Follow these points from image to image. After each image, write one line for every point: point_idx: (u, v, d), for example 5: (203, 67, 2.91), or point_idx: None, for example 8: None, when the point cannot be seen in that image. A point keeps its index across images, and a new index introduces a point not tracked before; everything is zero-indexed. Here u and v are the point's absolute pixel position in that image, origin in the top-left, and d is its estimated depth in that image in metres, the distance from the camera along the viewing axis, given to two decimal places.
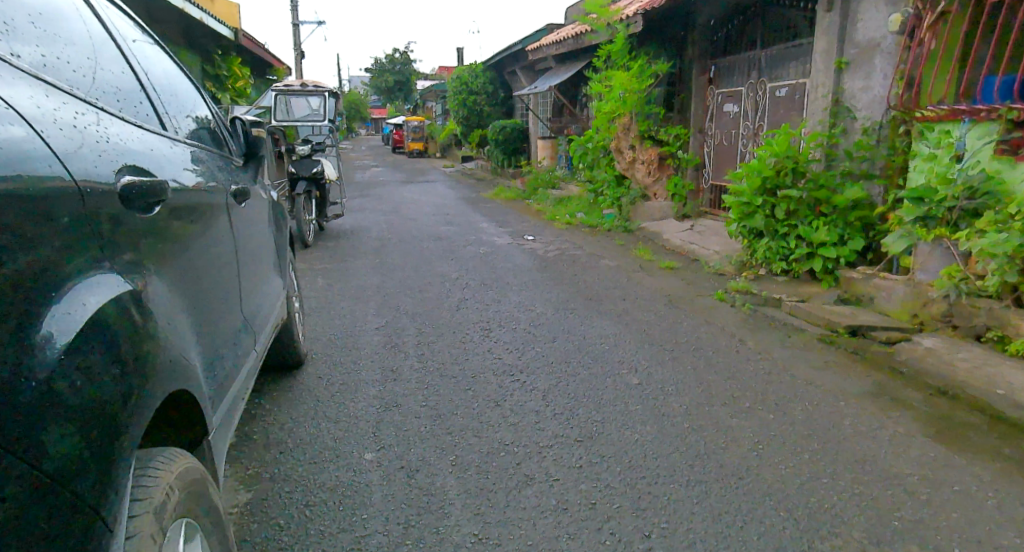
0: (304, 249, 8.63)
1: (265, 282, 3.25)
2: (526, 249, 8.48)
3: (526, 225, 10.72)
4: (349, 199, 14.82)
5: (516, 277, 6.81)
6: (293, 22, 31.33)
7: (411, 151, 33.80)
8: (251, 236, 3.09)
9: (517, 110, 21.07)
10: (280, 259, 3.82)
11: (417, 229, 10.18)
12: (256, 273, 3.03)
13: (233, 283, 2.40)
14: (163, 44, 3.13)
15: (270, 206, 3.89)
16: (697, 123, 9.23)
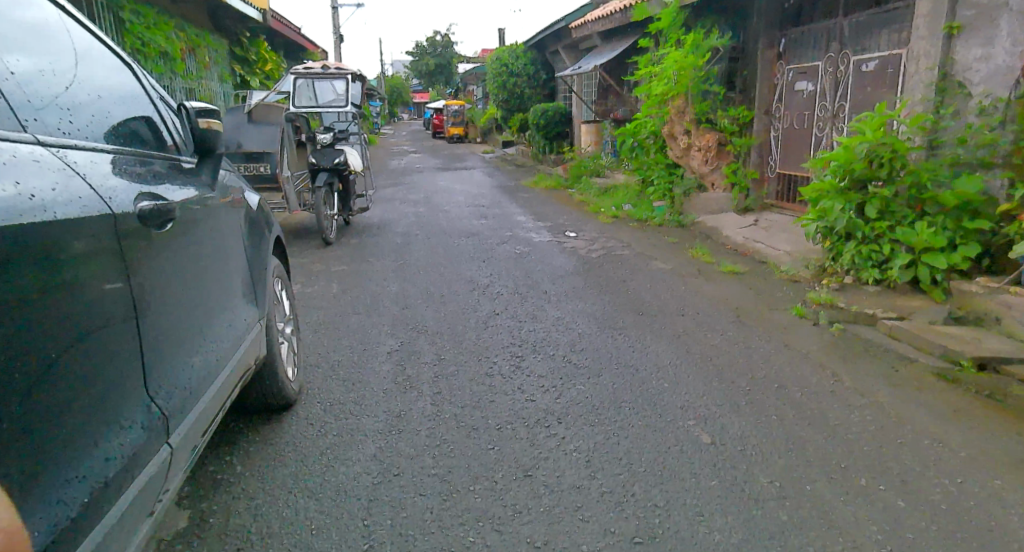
0: (325, 248, 7.94)
1: (223, 322, 2.47)
2: (567, 248, 7.62)
3: (568, 218, 9.85)
4: (381, 188, 14.12)
5: (555, 284, 5.97)
6: (331, 6, 30.76)
7: (451, 136, 33.02)
8: (199, 260, 2.30)
9: (559, 92, 20.08)
10: (254, 280, 3.02)
11: (448, 223, 9.40)
12: (202, 314, 2.25)
13: (103, 348, 1.59)
14: (88, 30, 2.38)
15: (245, 213, 3.10)
16: (762, 104, 8.18)
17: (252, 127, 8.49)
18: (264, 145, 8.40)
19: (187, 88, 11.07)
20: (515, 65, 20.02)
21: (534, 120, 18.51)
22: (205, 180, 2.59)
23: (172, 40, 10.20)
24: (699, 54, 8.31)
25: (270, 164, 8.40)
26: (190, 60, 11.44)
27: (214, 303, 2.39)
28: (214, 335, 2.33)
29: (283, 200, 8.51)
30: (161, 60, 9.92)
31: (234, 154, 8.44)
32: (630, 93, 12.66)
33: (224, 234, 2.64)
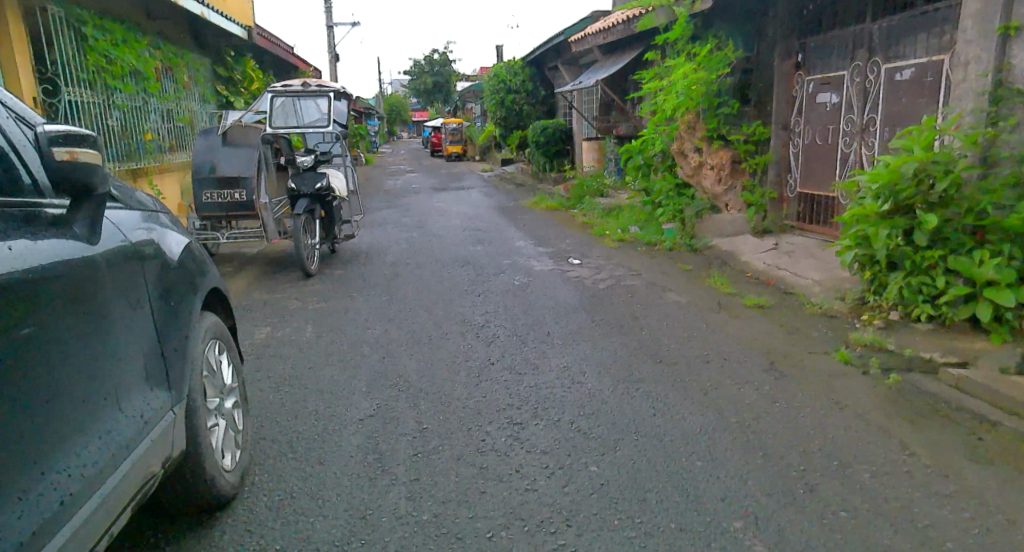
0: (305, 281, 7.26)
1: (84, 441, 1.81)
2: (572, 278, 6.94)
3: (571, 242, 9.16)
4: (375, 211, 13.46)
5: (558, 323, 5.27)
6: (327, 25, 30.32)
7: (450, 155, 32.45)
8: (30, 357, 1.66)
9: (559, 108, 19.47)
10: (166, 362, 2.33)
11: (442, 250, 8.72)
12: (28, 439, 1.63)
13: None
14: None
15: (160, 272, 2.42)
16: (779, 119, 7.50)
17: (226, 149, 7.87)
18: (238, 169, 7.77)
19: (162, 108, 10.55)
20: (514, 81, 19.43)
21: (533, 137, 17.89)
22: (72, 229, 1.94)
23: (144, 59, 9.70)
24: (711, 65, 7.67)
25: (247, 189, 7.76)
26: (167, 80, 10.91)
27: (59, 425, 1.73)
28: (55, 464, 1.68)
29: (261, 228, 7.86)
30: (129, 79, 9.39)
31: (206, 178, 7.79)
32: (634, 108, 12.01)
33: (95, 305, 1.95)
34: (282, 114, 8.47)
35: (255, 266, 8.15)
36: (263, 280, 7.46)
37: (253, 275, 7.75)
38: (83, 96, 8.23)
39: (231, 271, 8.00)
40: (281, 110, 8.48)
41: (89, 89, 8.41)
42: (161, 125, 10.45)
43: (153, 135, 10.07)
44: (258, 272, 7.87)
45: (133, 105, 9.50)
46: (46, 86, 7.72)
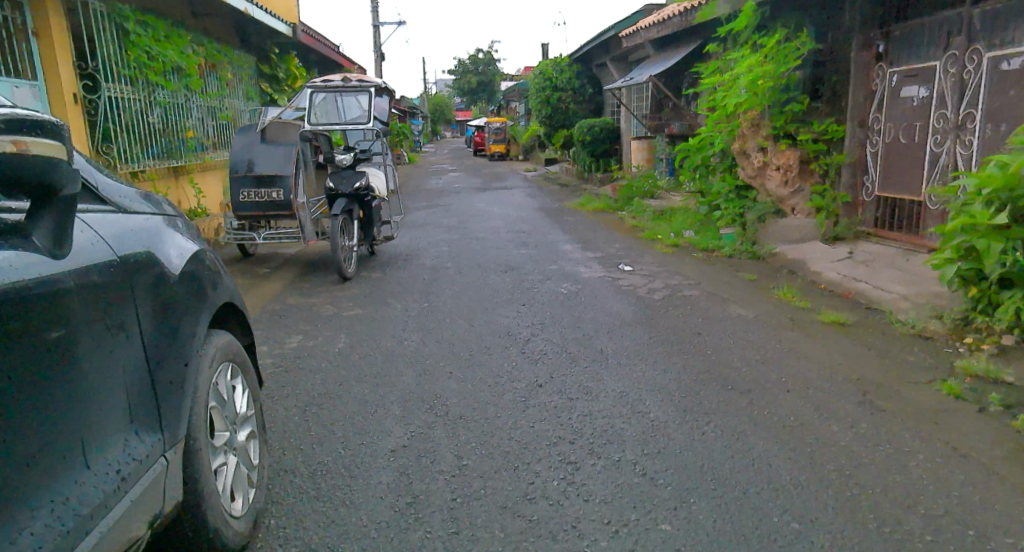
0: (343, 285, 6.93)
1: (18, 520, 1.40)
2: (625, 287, 6.45)
3: (621, 247, 8.65)
4: (416, 211, 13.14)
5: (612, 339, 4.80)
6: (373, 24, 30.30)
7: (492, 154, 32.12)
8: None
9: (606, 106, 18.94)
10: (156, 396, 1.89)
11: (485, 253, 8.31)
12: None
13: None
14: None
15: (151, 290, 1.98)
16: (856, 115, 6.87)
17: (264, 147, 7.59)
18: (276, 167, 7.49)
19: (204, 106, 10.28)
20: (560, 79, 18.95)
21: (579, 136, 17.40)
22: (30, 239, 1.55)
23: (187, 54, 9.40)
24: (779, 56, 7.08)
25: (284, 188, 7.47)
26: (210, 77, 10.65)
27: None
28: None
29: (298, 229, 7.56)
30: (172, 75, 9.10)
31: (244, 177, 7.53)
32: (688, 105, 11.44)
33: (44, 333, 1.52)
34: (323, 110, 8.15)
35: (292, 268, 7.86)
36: (299, 283, 7.15)
37: (289, 278, 7.45)
38: (124, 93, 7.93)
39: (267, 273, 7.72)
40: (322, 106, 8.17)
41: (130, 85, 8.11)
42: (202, 123, 10.17)
43: (194, 133, 9.81)
44: (294, 274, 7.57)
45: (175, 102, 9.21)
46: (87, 81, 7.40)
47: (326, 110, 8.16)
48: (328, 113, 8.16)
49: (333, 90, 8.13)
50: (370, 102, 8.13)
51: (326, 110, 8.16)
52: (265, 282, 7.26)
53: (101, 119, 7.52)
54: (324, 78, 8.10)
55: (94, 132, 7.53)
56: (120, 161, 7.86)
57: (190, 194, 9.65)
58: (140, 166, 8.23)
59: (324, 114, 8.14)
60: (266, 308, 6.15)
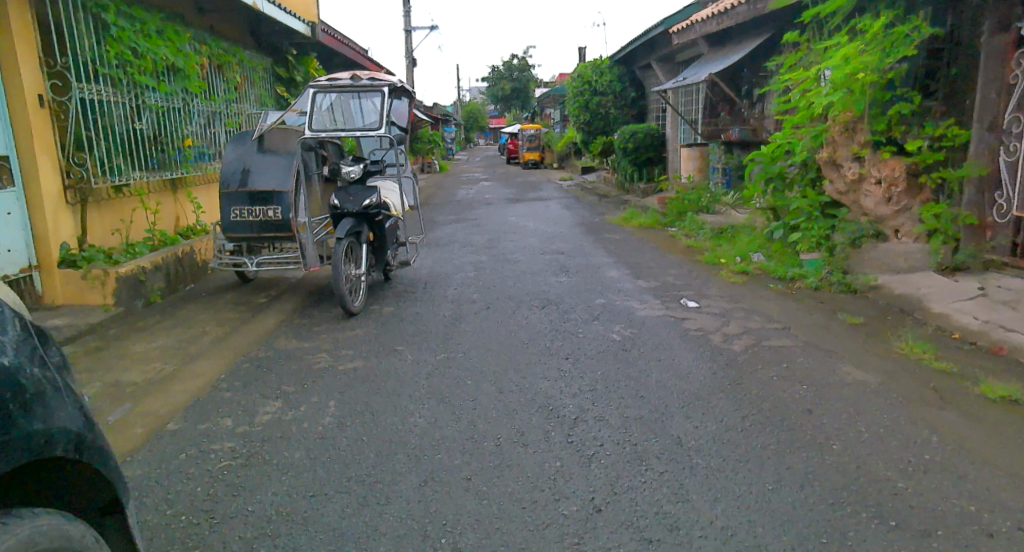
0: (347, 324, 5.76)
1: None
2: (693, 331, 5.15)
3: (679, 274, 7.34)
4: (443, 226, 11.98)
5: (692, 418, 3.53)
6: (406, 29, 29.45)
7: (526, 162, 30.90)
8: None
9: (650, 111, 17.60)
10: None
11: (517, 281, 7.08)
12: None
13: None
14: None
15: None
16: (985, 114, 5.43)
17: (261, 158, 6.50)
18: (273, 181, 6.37)
19: (211, 112, 9.05)
20: (600, 82, 17.63)
21: (621, 143, 16.12)
22: None
23: (186, 53, 8.18)
24: (887, 43, 5.71)
25: (283, 207, 6.33)
26: (219, 80, 9.43)
27: None
28: None
29: (299, 254, 6.45)
30: (166, 76, 7.92)
31: (236, 194, 6.38)
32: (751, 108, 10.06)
33: None
34: (329, 113, 6.85)
35: (293, 298, 6.73)
36: (297, 319, 6.02)
37: (288, 311, 6.32)
38: (105, 95, 6.74)
39: (263, 304, 6.60)
40: (329, 109, 6.87)
41: (113, 86, 6.92)
42: (208, 131, 8.93)
43: (194, 142, 8.57)
44: (294, 306, 6.44)
45: (172, 107, 7.99)
46: (55, 81, 6.24)
47: (333, 113, 6.86)
48: (335, 116, 6.86)
49: (341, 90, 6.84)
50: (384, 105, 6.83)
51: (333, 114, 6.86)
52: (258, 317, 6.14)
53: (71, 126, 6.35)
54: (330, 77, 6.82)
55: (64, 141, 6.36)
56: (98, 173, 6.68)
57: (187, 209, 8.63)
58: (124, 180, 7.03)
59: (330, 117, 6.84)
60: (250, 354, 5.01)
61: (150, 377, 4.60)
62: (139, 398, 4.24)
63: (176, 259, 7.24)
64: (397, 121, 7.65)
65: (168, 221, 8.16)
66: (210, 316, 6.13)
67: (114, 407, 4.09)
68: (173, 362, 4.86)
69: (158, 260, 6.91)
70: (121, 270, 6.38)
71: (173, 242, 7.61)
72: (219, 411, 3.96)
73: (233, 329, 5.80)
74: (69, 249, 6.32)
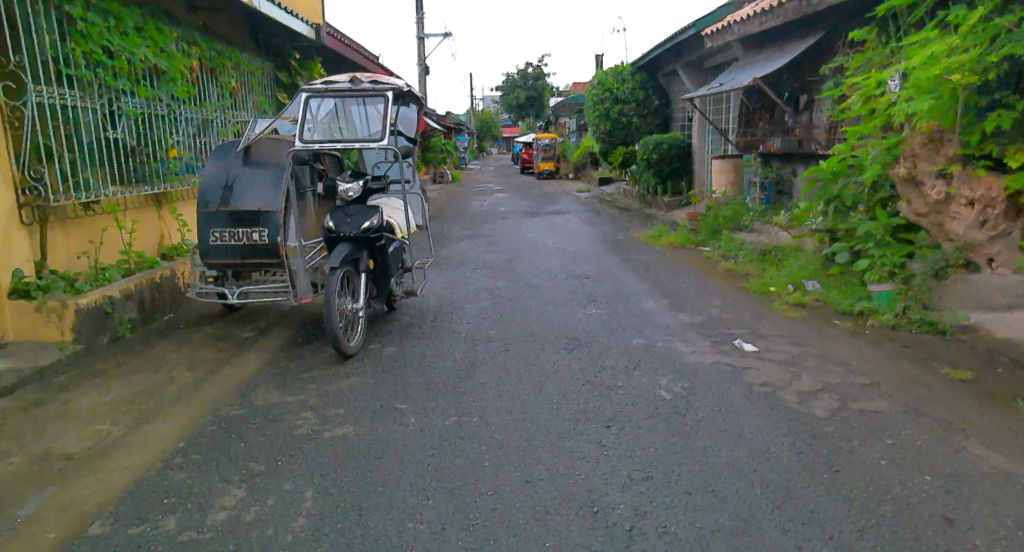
0: (341, 369, 4.89)
1: None
2: (758, 385, 4.24)
3: (724, 306, 6.43)
4: (456, 243, 11.11)
5: (789, 533, 2.62)
6: (419, 35, 28.72)
7: (541, 172, 30.07)
8: None
9: (675, 120, 16.69)
10: None
11: (539, 313, 6.19)
12: None
13: None
14: None
15: None
16: None
17: (248, 171, 5.61)
18: (255, 197, 5.50)
19: (203, 120, 8.19)
20: (621, 90, 16.77)
21: (645, 154, 15.22)
22: None
23: (173, 54, 7.33)
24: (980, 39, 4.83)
25: (268, 228, 5.47)
26: (213, 85, 8.57)
27: None
28: None
29: (288, 283, 5.52)
30: (150, 79, 7.09)
31: (217, 214, 5.51)
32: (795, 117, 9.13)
33: None
34: (327, 121, 5.87)
35: (282, 332, 5.87)
36: (285, 359, 5.15)
37: (275, 348, 5.46)
38: (70, 100, 5.92)
39: (247, 339, 5.74)
40: (327, 115, 5.87)
41: (80, 90, 6.10)
42: (199, 141, 8.08)
43: (185, 153, 7.73)
44: (282, 342, 5.57)
45: (157, 113, 7.16)
46: (9, 82, 5.45)
47: (332, 121, 5.89)
48: (334, 124, 5.89)
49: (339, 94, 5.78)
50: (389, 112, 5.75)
51: (332, 122, 5.89)
52: (239, 355, 5.28)
53: (26, 133, 5.53)
54: (326, 79, 5.75)
55: (20, 151, 5.55)
56: (61, 188, 5.83)
57: (173, 226, 7.81)
58: (95, 195, 6.19)
59: (328, 125, 5.87)
60: (223, 409, 4.16)
61: (92, 445, 3.73)
62: (72, 476, 3.38)
63: (153, 284, 6.37)
64: (404, 130, 6.82)
65: (148, 242, 7.32)
66: (184, 354, 5.28)
67: (35, 491, 3.23)
68: (126, 424, 4.00)
69: (131, 285, 6.06)
70: (84, 301, 5.52)
71: (153, 264, 6.76)
72: (167, 501, 3.09)
73: (209, 371, 4.95)
74: (22, 277, 5.50)
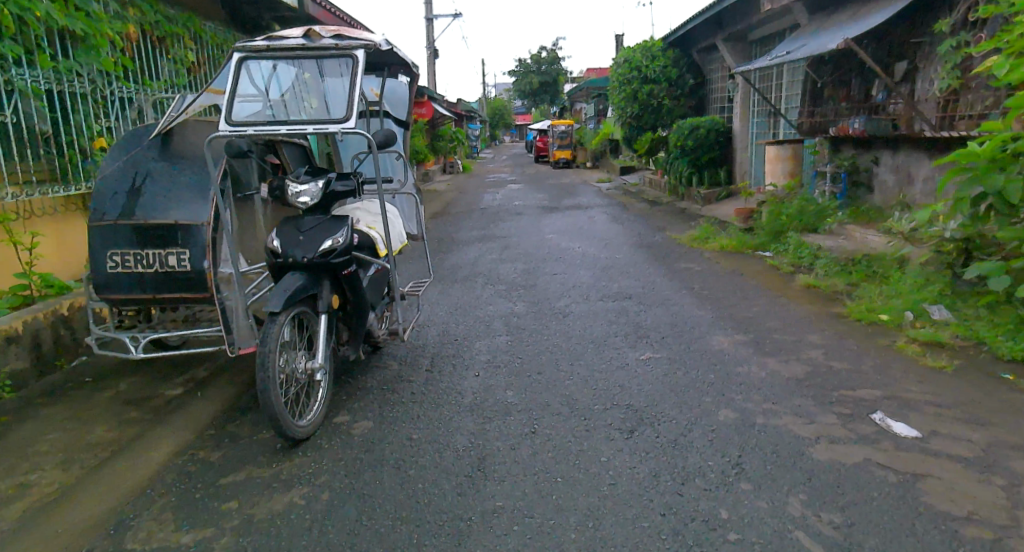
0: (285, 465, 3.24)
1: None
2: (963, 520, 2.54)
3: (828, 345, 4.72)
4: (466, 248, 9.46)
5: None
6: (427, 16, 27.07)
7: (557, 161, 28.27)
8: None
9: (712, 102, 14.95)
10: None
11: (576, 360, 4.53)
12: None
13: None
14: None
15: None
16: None
17: (166, 167, 3.98)
18: (173, 202, 3.86)
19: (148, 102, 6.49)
20: (651, 69, 14.95)
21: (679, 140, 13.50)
22: None
23: (98, 13, 5.63)
24: None
25: (192, 249, 3.79)
26: (165, 59, 6.87)
27: None
28: None
29: (221, 326, 3.85)
30: (65, 48, 5.47)
31: (119, 229, 3.82)
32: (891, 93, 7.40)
33: None
34: (292, 99, 4.02)
35: (220, 391, 4.23)
36: (207, 442, 3.51)
37: (202, 421, 3.82)
38: None
39: (168, 403, 4.10)
40: (289, 90, 4.03)
41: None
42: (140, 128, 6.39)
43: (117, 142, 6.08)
44: (215, 409, 3.94)
45: (73, 91, 5.52)
46: None
47: (300, 97, 4.03)
48: (303, 103, 4.01)
49: (288, 54, 3.94)
50: (358, 73, 3.87)
51: (301, 100, 4.02)
52: (146, 436, 3.64)
53: None
54: (269, 34, 3.95)
55: None
56: None
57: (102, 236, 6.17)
58: None
59: (294, 104, 4.00)
60: None
61: None
62: None
63: (55, 320, 4.74)
64: (391, 112, 5.44)
65: (66, 257, 5.74)
66: (67, 435, 3.66)
67: None
68: None
69: (17, 324, 4.45)
70: None
71: (62, 290, 5.13)
72: None
73: (89, 468, 3.32)
74: None
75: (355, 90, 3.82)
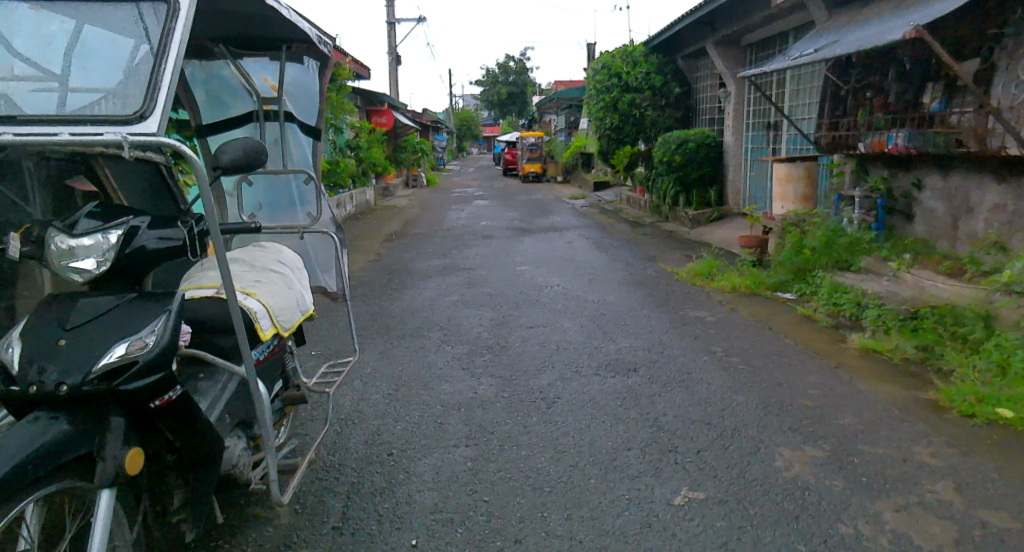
0: None
1: None
2: None
3: (953, 474, 3.13)
4: (420, 284, 7.71)
5: None
6: (388, 19, 25.32)
7: (526, 174, 26.65)
8: None
9: (699, 113, 13.51)
10: None
11: (576, 509, 2.86)
12: None
13: None
14: None
15: None
16: None
17: None
18: None
19: None
20: (632, 76, 13.43)
21: (665, 154, 11.97)
22: None
23: None
24: None
25: None
26: None
27: None
28: None
29: None
30: None
31: None
32: (957, 98, 5.84)
33: None
34: (98, 73, 2.25)
35: None
36: None
37: None
38: None
39: None
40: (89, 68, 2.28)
41: None
42: None
43: None
44: None
45: None
46: None
47: (110, 68, 2.25)
48: (113, 77, 2.21)
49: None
50: (175, 29, 2.25)
51: (111, 72, 2.23)
52: None
53: None
54: None
55: None
56: None
57: None
58: None
59: (99, 80, 2.22)
60: None
61: None
62: None
63: None
64: (295, 109, 3.67)
65: None
66: None
67: None
68: None
69: None
70: None
71: None
72: None
73: None
74: None
75: (166, 58, 2.19)
